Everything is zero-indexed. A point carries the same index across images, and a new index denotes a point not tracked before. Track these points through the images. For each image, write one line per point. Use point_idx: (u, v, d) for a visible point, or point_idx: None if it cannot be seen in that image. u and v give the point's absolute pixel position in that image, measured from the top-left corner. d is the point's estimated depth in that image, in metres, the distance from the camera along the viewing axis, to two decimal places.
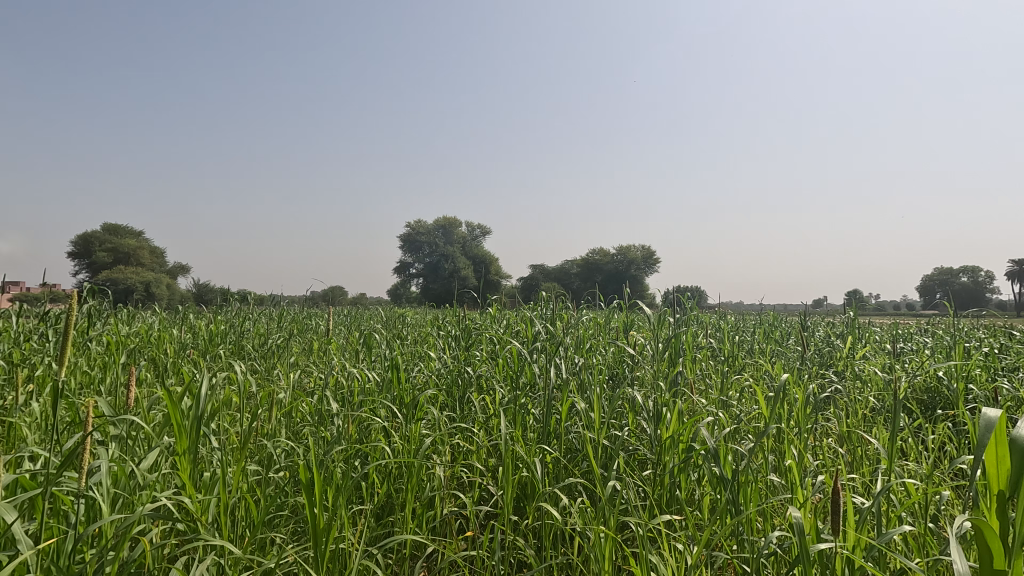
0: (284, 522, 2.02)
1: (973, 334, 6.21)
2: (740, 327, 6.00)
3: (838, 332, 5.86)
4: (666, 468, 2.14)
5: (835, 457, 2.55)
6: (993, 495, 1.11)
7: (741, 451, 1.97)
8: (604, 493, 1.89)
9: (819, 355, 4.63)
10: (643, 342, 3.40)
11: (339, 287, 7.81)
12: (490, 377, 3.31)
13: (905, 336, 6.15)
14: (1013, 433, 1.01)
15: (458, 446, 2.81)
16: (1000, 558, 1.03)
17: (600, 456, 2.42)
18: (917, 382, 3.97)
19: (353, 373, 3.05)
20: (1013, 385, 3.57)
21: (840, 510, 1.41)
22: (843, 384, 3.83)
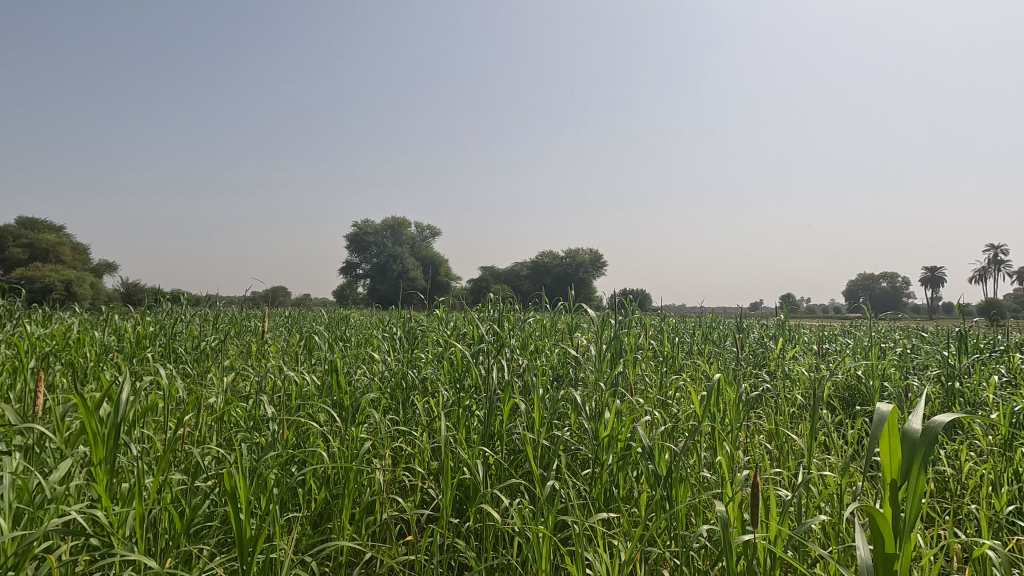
0: (212, 533, 1.93)
1: (889, 335, 6.70)
2: (681, 328, 6.22)
3: (770, 334, 6.18)
4: (605, 467, 2.20)
5: (764, 452, 2.68)
6: (886, 484, 1.20)
7: (674, 449, 2.04)
8: (542, 493, 1.92)
9: (752, 356, 4.86)
10: (587, 344, 3.46)
11: (281, 288, 7.53)
12: (435, 379, 3.28)
13: (830, 337, 6.56)
14: (903, 426, 1.10)
15: (401, 450, 2.77)
16: (892, 542, 1.12)
17: (541, 456, 2.45)
18: (839, 380, 4.24)
19: (291, 377, 2.95)
20: (922, 382, 3.88)
21: (759, 502, 1.49)
22: (773, 383, 4.05)
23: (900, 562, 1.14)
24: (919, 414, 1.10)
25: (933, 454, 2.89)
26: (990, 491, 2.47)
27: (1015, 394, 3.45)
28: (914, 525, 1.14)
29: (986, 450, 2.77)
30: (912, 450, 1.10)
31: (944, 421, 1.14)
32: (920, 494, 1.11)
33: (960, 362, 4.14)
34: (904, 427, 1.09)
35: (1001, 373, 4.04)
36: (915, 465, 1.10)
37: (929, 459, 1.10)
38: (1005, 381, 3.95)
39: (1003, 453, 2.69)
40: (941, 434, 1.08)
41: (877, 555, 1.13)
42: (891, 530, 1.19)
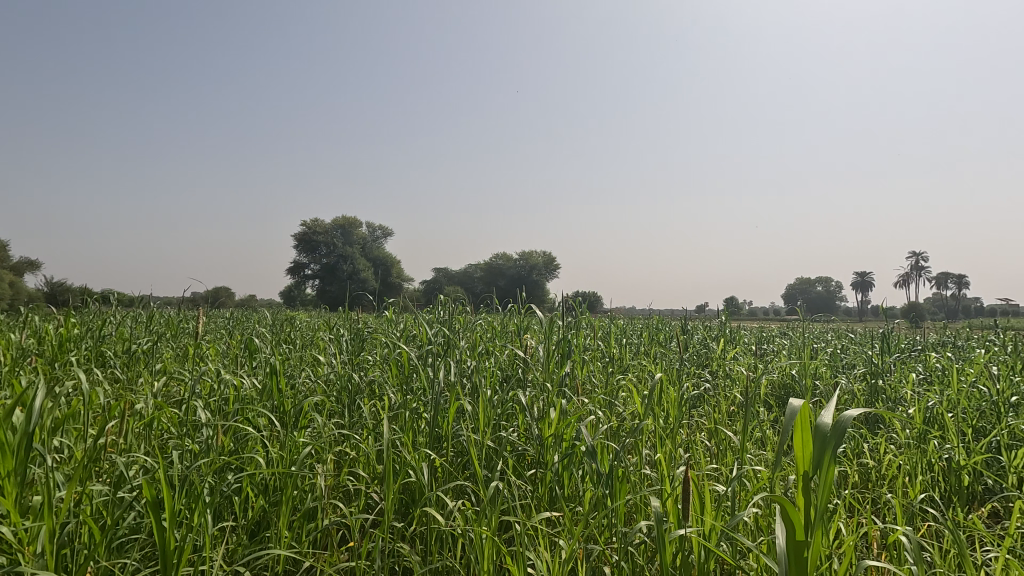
0: (138, 546, 1.83)
1: (822, 336, 7.09)
2: (629, 330, 6.37)
3: (713, 335, 6.42)
4: (550, 467, 2.23)
5: (704, 450, 2.78)
6: (800, 475, 1.27)
7: (615, 448, 2.09)
8: (486, 494, 1.92)
9: (695, 356, 5.03)
10: (536, 345, 3.49)
11: (223, 289, 7.22)
12: (382, 382, 3.23)
13: (767, 338, 6.88)
14: (817, 421, 1.16)
15: (344, 455, 2.71)
16: (801, 530, 1.19)
17: (488, 458, 2.45)
18: (775, 379, 4.45)
19: (228, 380, 2.84)
20: (849, 380, 4.12)
21: (691, 497, 1.56)
22: (715, 383, 4.20)
23: (814, 549, 1.22)
24: (830, 409, 1.17)
25: (857, 448, 3.08)
26: (906, 482, 2.65)
27: (929, 391, 3.72)
28: (823, 515, 1.22)
29: (903, 443, 2.98)
30: (823, 444, 1.16)
31: (851, 415, 1.22)
32: (830, 485, 1.18)
33: (883, 361, 4.43)
34: (817, 421, 1.15)
35: (919, 371, 4.34)
36: (827, 457, 1.16)
37: (838, 451, 1.17)
38: (922, 378, 4.26)
39: (917, 446, 2.90)
40: (850, 427, 1.15)
41: (788, 542, 1.19)
42: (803, 519, 1.26)
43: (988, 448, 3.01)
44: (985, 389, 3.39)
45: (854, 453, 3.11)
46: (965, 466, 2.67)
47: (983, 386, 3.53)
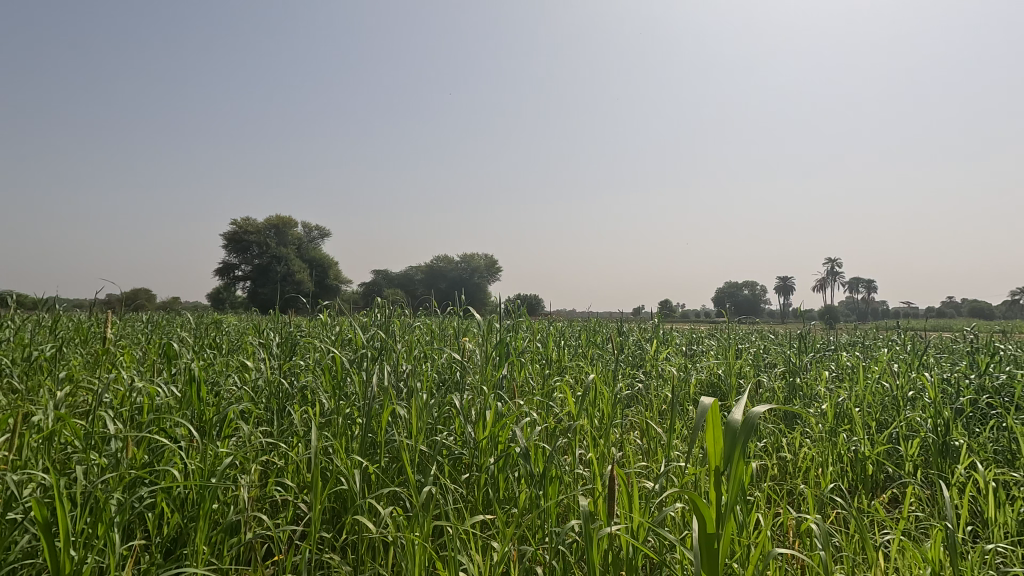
0: (31, 572, 1.68)
1: (747, 336, 7.49)
2: (567, 332, 6.49)
3: (647, 337, 6.64)
4: (485, 470, 2.23)
5: (635, 449, 2.87)
6: (713, 469, 1.33)
7: (548, 450, 2.11)
8: (418, 500, 1.90)
9: (630, 357, 5.18)
10: (473, 348, 3.49)
11: (142, 290, 6.75)
12: (314, 387, 3.12)
13: (698, 339, 7.19)
14: (728, 418, 1.22)
15: (271, 464, 2.60)
16: (712, 523, 1.25)
17: (422, 463, 2.42)
18: (704, 378, 4.65)
19: (141, 389, 2.65)
20: (770, 379, 4.37)
21: (615, 493, 1.61)
22: (647, 383, 4.34)
23: (724, 539, 1.29)
24: (741, 406, 1.23)
25: (776, 443, 3.26)
26: (818, 473, 2.85)
27: (839, 387, 4.01)
28: (733, 507, 1.28)
29: (816, 437, 3.19)
30: (734, 440, 1.22)
31: (759, 411, 1.29)
32: (739, 479, 1.24)
33: (800, 360, 4.73)
34: (728, 418, 1.21)
35: (831, 369, 4.67)
36: (736, 452, 1.23)
37: (747, 445, 1.23)
38: (834, 376, 4.58)
39: (828, 439, 3.11)
40: (757, 423, 1.22)
41: (699, 534, 1.25)
42: (714, 511, 1.32)
43: (888, 439, 3.28)
44: (887, 385, 3.68)
45: (773, 447, 3.29)
46: (868, 456, 2.89)
47: (885, 382, 3.83)
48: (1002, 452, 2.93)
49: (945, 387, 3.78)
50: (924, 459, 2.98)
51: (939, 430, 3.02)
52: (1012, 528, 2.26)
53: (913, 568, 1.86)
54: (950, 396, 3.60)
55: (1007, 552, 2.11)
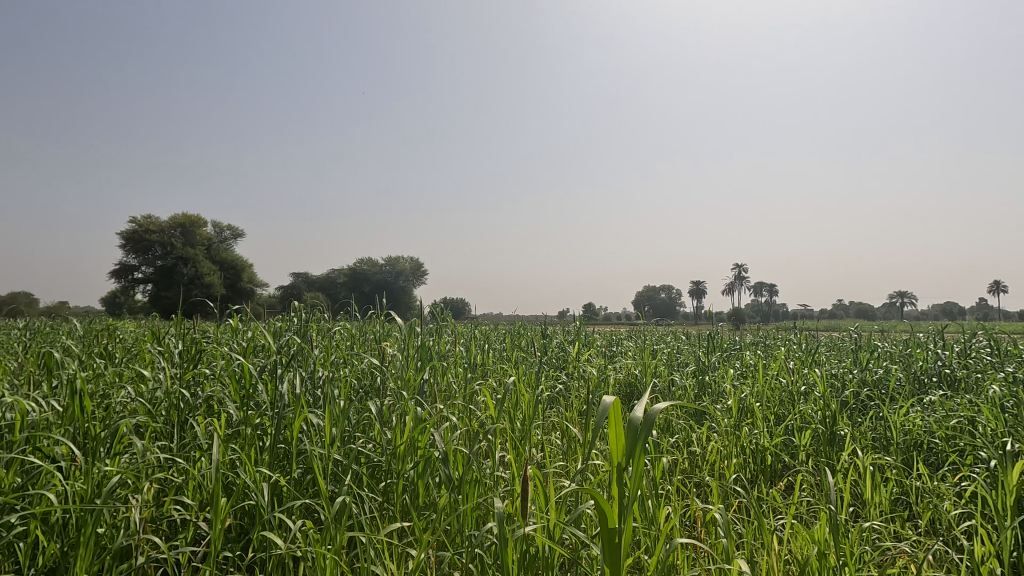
0: None
1: (663, 337, 7.85)
2: (493, 336, 6.51)
3: (570, 339, 6.80)
4: (402, 476, 2.19)
5: (555, 450, 2.92)
6: (616, 466, 1.38)
7: (467, 454, 2.11)
8: (330, 512, 1.83)
9: (553, 359, 5.28)
10: (394, 353, 3.41)
11: (21, 294, 6.05)
12: (220, 397, 2.92)
13: (618, 341, 7.45)
14: (630, 416, 1.27)
15: (169, 482, 2.40)
16: (613, 519, 1.30)
17: (337, 473, 2.33)
18: (622, 378, 4.83)
19: (14, 404, 2.36)
20: (682, 377, 4.61)
21: (527, 492, 1.63)
22: (569, 384, 4.44)
23: (625, 532, 1.34)
24: (642, 404, 1.28)
25: (686, 438, 3.45)
26: (723, 465, 3.04)
27: (743, 384, 4.30)
28: (634, 502, 1.34)
29: (722, 431, 3.41)
30: (634, 436, 1.28)
31: (658, 409, 1.34)
32: (638, 473, 1.31)
33: (709, 360, 5.02)
34: (630, 416, 1.25)
35: (736, 367, 5.00)
36: (637, 449, 1.28)
37: (646, 440, 1.29)
38: (739, 373, 4.90)
39: (732, 433, 3.32)
40: (656, 419, 1.27)
41: (600, 530, 1.31)
42: (617, 508, 1.38)
43: (784, 430, 3.55)
44: (784, 381, 3.99)
45: (684, 442, 3.48)
46: (766, 447, 3.12)
47: (783, 378, 4.15)
48: (878, 438, 3.26)
49: (832, 381, 4.15)
50: (814, 448, 3.26)
51: (827, 421, 3.32)
52: (885, 507, 2.52)
53: (801, 548, 2.03)
54: (836, 389, 3.96)
55: (881, 529, 2.35)
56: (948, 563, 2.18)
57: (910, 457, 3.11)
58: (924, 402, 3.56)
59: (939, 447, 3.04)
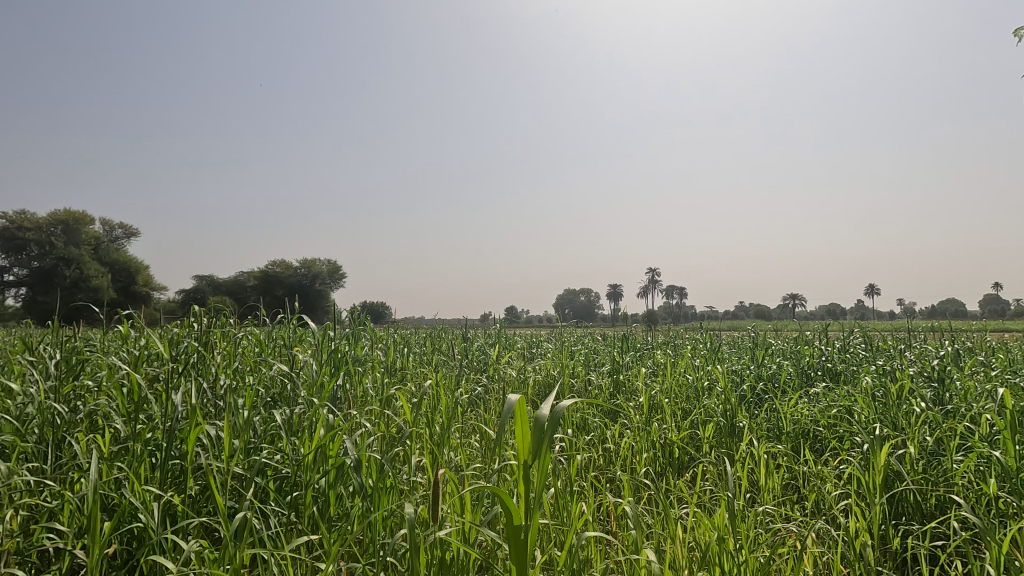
0: None
1: (581, 338, 8.08)
2: (412, 340, 6.40)
3: (490, 341, 6.83)
4: (310, 487, 2.09)
5: (473, 453, 2.92)
6: (522, 464, 1.39)
7: (380, 460, 2.05)
8: (228, 529, 1.71)
9: (472, 362, 5.27)
10: (306, 358, 3.25)
11: None
12: (105, 410, 2.65)
13: (537, 342, 7.58)
14: (537, 414, 1.29)
15: (39, 507, 2.15)
16: (519, 517, 1.31)
17: (239, 488, 2.19)
18: (541, 379, 4.91)
19: None
20: (598, 377, 4.77)
21: (437, 494, 1.62)
22: (489, 387, 4.44)
23: (531, 529, 1.36)
24: (548, 401, 1.30)
25: (601, 435, 3.57)
26: (633, 459, 3.18)
27: (654, 381, 4.51)
28: (539, 499, 1.35)
29: (634, 427, 3.55)
30: (541, 433, 1.29)
31: (564, 406, 1.38)
32: (543, 470, 1.34)
33: (623, 359, 5.24)
34: (537, 415, 1.27)
35: (648, 366, 5.24)
36: (542, 446, 1.30)
37: (553, 436, 1.31)
38: (651, 372, 5.14)
39: (643, 429, 3.47)
40: (562, 416, 1.30)
41: (506, 528, 1.31)
42: (523, 505, 1.39)
43: (690, 424, 3.77)
44: (690, 378, 4.23)
45: (599, 440, 3.60)
46: (673, 441, 3.29)
47: (689, 375, 4.40)
48: (772, 428, 3.54)
49: (733, 376, 4.46)
50: (716, 439, 3.48)
51: (727, 414, 3.55)
52: (777, 491, 2.73)
53: (703, 534, 2.15)
54: (735, 384, 4.26)
55: (773, 512, 2.54)
56: (828, 538, 2.40)
57: (798, 445, 3.39)
58: (810, 393, 3.91)
59: (822, 434, 3.35)
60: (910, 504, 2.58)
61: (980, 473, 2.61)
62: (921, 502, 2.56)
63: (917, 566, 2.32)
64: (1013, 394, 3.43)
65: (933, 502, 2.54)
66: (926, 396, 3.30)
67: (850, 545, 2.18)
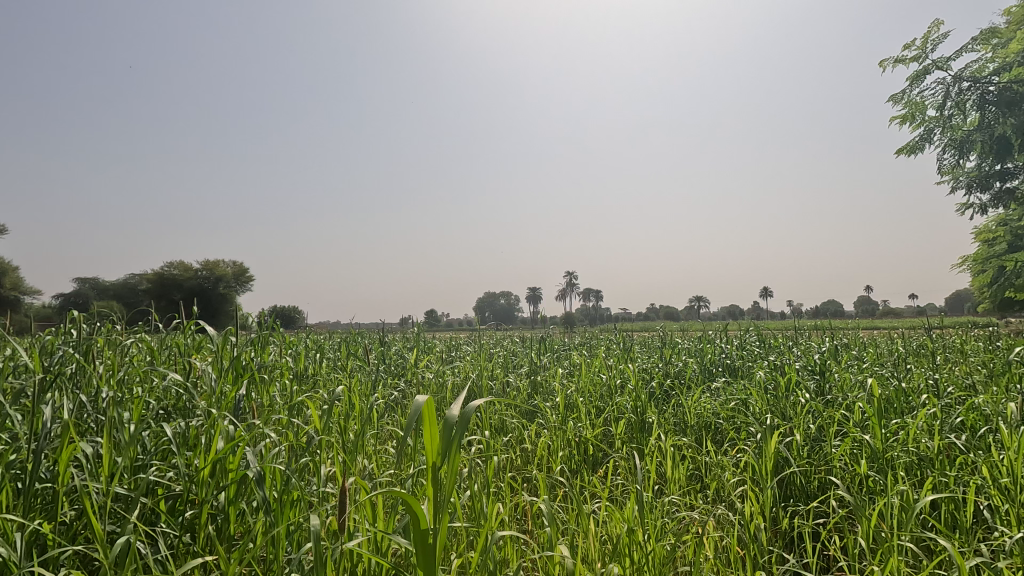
0: None
1: (500, 340, 8.13)
2: (325, 345, 6.14)
3: (409, 345, 6.71)
4: (207, 503, 1.93)
5: (388, 460, 2.85)
6: (431, 466, 1.37)
7: (285, 472, 1.94)
8: (107, 556, 1.54)
9: (389, 367, 5.14)
10: (204, 365, 3.00)
11: None
12: None
13: (457, 345, 7.53)
14: (447, 415, 1.27)
15: None
16: (426, 520, 1.29)
17: (124, 510, 1.98)
18: (460, 382, 4.88)
19: None
20: (516, 379, 4.82)
21: (345, 502, 1.56)
22: (406, 392, 4.36)
23: (440, 531, 1.34)
24: (458, 401, 1.29)
25: (518, 436, 3.61)
26: (550, 458, 3.24)
27: (569, 381, 4.64)
28: (448, 501, 1.34)
29: (551, 427, 3.63)
30: (450, 433, 1.28)
31: (475, 406, 1.37)
32: (453, 471, 1.32)
33: (541, 361, 5.33)
34: (446, 415, 1.25)
35: (565, 366, 5.37)
36: (451, 447, 1.29)
37: (462, 437, 1.30)
38: (567, 372, 5.26)
39: (560, 428, 3.55)
40: (471, 416, 1.29)
41: (413, 532, 1.29)
42: (433, 507, 1.38)
43: (604, 421, 3.91)
44: (604, 376, 4.38)
45: (517, 441, 3.63)
46: (588, 438, 3.39)
47: (603, 374, 4.56)
48: (678, 422, 3.74)
49: (643, 374, 4.67)
50: (628, 435, 3.63)
51: (638, 411, 3.71)
52: (682, 481, 2.89)
53: (615, 527, 2.22)
54: (645, 381, 4.47)
55: (678, 502, 2.68)
56: (726, 522, 2.57)
57: (700, 437, 3.60)
58: (712, 388, 4.18)
59: (722, 426, 3.58)
60: (797, 486, 2.82)
61: (853, 455, 2.91)
62: (805, 484, 2.81)
63: (802, 543, 2.55)
64: (879, 384, 3.87)
65: (815, 484, 2.81)
66: (810, 388, 3.64)
67: (745, 527, 2.35)
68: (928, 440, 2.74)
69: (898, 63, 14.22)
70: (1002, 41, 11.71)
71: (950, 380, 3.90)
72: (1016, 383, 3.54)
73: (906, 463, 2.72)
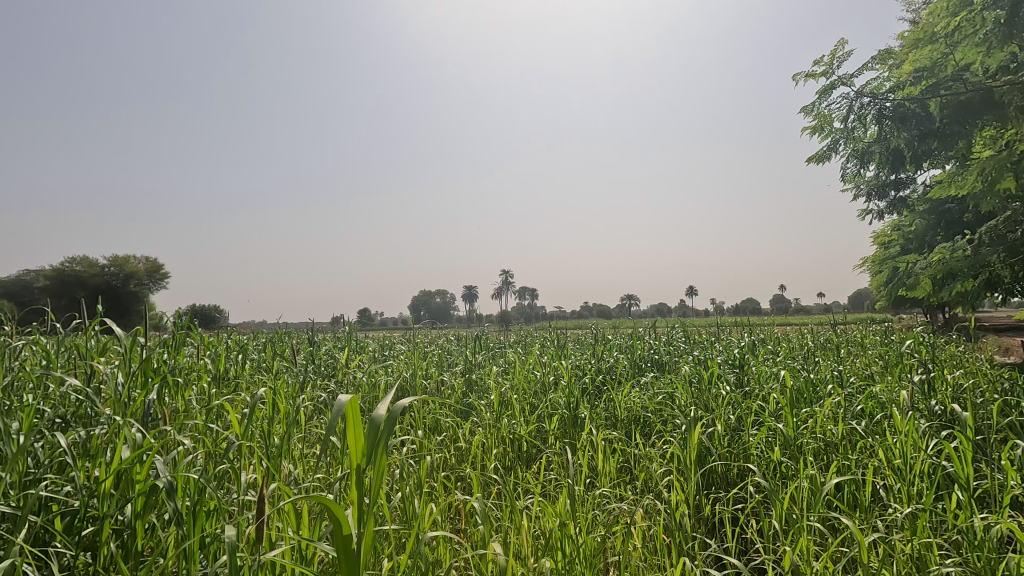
0: None
1: (436, 339, 8.03)
2: (249, 347, 5.80)
3: (340, 345, 6.48)
4: (111, 518, 1.77)
5: (315, 464, 2.74)
6: (355, 466, 1.32)
7: (200, 479, 1.81)
8: None
9: (318, 367, 4.94)
10: (109, 368, 2.75)
11: None
12: None
13: (390, 344, 7.36)
14: (373, 415, 1.22)
15: None
16: (348, 524, 1.24)
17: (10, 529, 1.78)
18: (393, 382, 4.77)
19: None
20: (450, 377, 4.76)
21: (263, 510, 1.47)
22: (336, 393, 4.20)
23: (364, 534, 1.30)
24: (385, 401, 1.25)
25: (453, 435, 3.58)
26: (484, 455, 3.23)
27: (504, 379, 4.64)
28: (375, 504, 1.30)
29: (485, 424, 3.61)
30: (375, 434, 1.24)
31: (401, 404, 1.33)
32: (378, 472, 1.27)
33: (475, 359, 5.30)
34: (373, 415, 1.21)
35: (499, 364, 5.37)
36: (377, 448, 1.24)
37: (388, 438, 1.27)
38: (503, 370, 5.27)
39: (494, 426, 3.55)
40: (399, 415, 1.25)
41: (336, 537, 1.23)
42: (357, 511, 1.33)
43: (538, 417, 3.95)
44: (538, 374, 4.42)
45: (452, 440, 3.60)
46: (521, 434, 3.41)
47: (537, 372, 4.60)
48: (609, 416, 3.84)
49: (577, 370, 4.75)
50: (561, 431, 3.68)
51: (571, 407, 3.78)
52: (613, 474, 2.97)
53: (547, 522, 2.25)
54: (578, 377, 4.55)
55: (608, 493, 2.76)
56: (653, 511, 2.66)
57: (630, 429, 3.71)
58: (641, 383, 4.31)
59: (650, 419, 3.71)
60: (718, 475, 2.97)
61: (768, 443, 3.09)
62: (726, 472, 2.97)
63: (722, 528, 2.68)
64: (791, 377, 4.15)
65: (735, 471, 2.96)
66: (730, 381, 3.84)
67: (671, 515, 2.45)
68: (833, 427, 2.96)
69: (809, 78, 15.26)
70: (897, 62, 12.84)
71: (853, 371, 4.25)
72: (907, 373, 3.91)
73: (815, 449, 2.93)
